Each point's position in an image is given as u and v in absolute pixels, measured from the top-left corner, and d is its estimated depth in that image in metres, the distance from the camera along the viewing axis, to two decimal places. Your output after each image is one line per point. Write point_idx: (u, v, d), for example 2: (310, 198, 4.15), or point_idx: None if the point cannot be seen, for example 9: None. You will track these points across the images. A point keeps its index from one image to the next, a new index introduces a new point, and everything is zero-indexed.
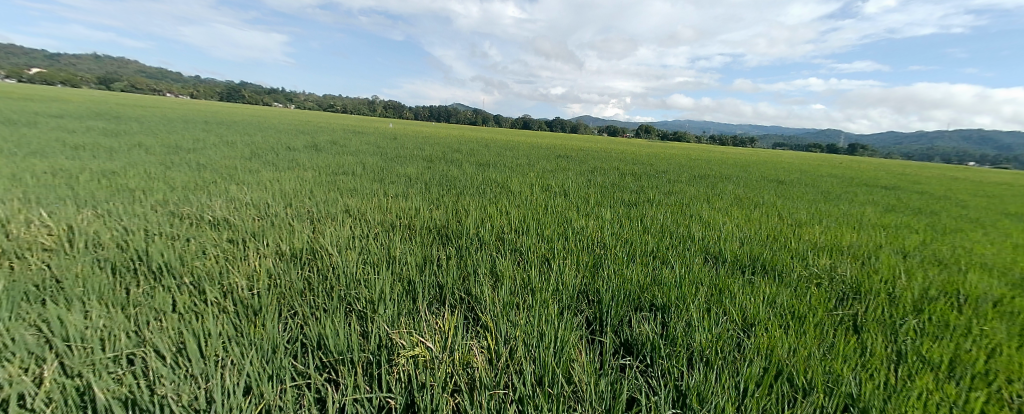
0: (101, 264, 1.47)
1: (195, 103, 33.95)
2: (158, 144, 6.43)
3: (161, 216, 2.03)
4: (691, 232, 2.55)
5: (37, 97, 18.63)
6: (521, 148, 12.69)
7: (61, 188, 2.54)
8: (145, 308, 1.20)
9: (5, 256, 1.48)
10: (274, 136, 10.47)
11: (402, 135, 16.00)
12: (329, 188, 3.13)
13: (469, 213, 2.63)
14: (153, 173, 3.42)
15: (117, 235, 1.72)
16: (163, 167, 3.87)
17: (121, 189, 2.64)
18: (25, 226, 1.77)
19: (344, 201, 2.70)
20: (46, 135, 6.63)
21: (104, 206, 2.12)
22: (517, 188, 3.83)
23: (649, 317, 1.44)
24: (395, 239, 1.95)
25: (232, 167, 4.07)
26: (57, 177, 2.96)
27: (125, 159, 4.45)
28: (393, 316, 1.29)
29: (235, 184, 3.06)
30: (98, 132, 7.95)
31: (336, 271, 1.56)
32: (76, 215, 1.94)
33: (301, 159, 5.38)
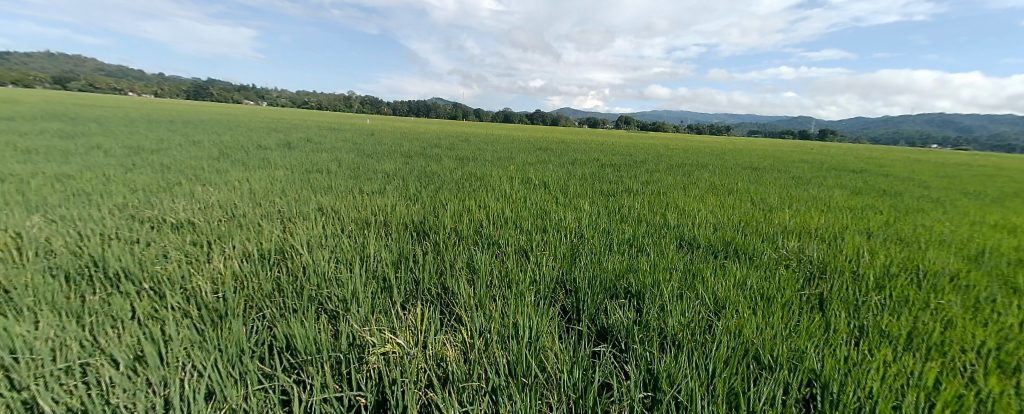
0: (53, 273, 1.40)
1: (163, 103, 32.62)
2: (119, 145, 6.12)
3: (120, 220, 1.95)
4: (667, 219, 2.59)
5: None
6: (502, 141, 12.66)
7: (8, 194, 2.40)
8: (101, 315, 1.15)
9: None
10: (246, 135, 10.14)
11: (380, 131, 15.76)
12: (302, 187, 3.04)
13: (447, 207, 2.60)
14: (112, 176, 3.27)
15: (70, 241, 1.64)
16: (123, 170, 3.70)
17: (76, 193, 2.50)
18: None
19: (317, 199, 2.63)
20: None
21: (56, 212, 2.01)
22: (496, 182, 3.82)
23: (624, 304, 1.46)
24: (370, 236, 1.92)
25: (199, 168, 3.92)
26: (4, 183, 2.79)
27: (82, 161, 4.23)
28: (367, 314, 1.27)
29: (201, 185, 2.95)
30: (53, 134, 7.52)
31: (308, 270, 1.53)
32: (24, 222, 1.84)
33: (274, 158, 5.23)
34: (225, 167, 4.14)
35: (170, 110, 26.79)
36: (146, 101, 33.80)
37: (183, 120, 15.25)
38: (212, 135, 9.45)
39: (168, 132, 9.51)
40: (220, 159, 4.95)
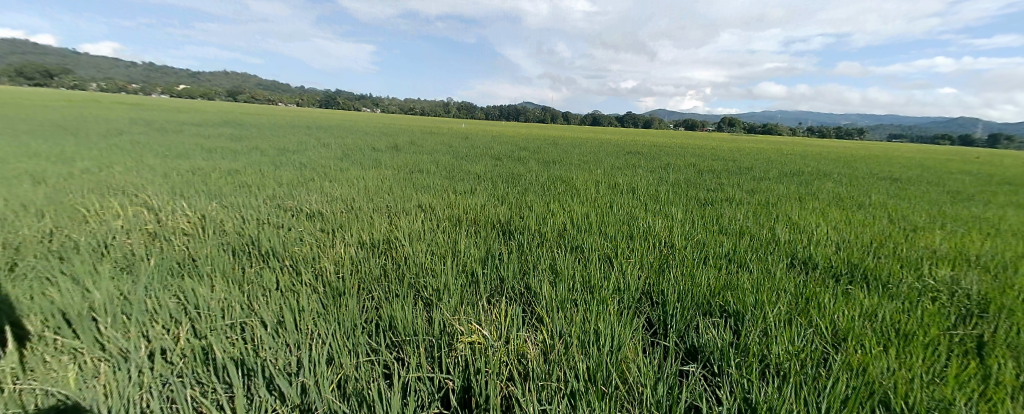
0: (224, 247, 1.78)
1: (299, 111, 39.00)
2: (269, 147, 7.50)
3: (270, 208, 2.39)
4: (774, 234, 2.30)
5: (187, 108, 23.12)
6: (588, 145, 12.47)
7: (199, 184, 3.11)
8: (255, 284, 1.43)
9: (161, 237, 1.86)
10: (360, 138, 11.63)
11: (471, 135, 16.74)
12: (404, 185, 3.39)
13: (531, 209, 2.66)
14: (265, 171, 4.03)
15: (237, 223, 2.07)
16: (272, 166, 4.53)
17: (241, 185, 3.15)
18: (174, 213, 2.20)
19: (416, 196, 2.91)
20: (190, 141, 8.14)
21: (229, 200, 2.55)
22: (581, 185, 3.79)
23: (719, 323, 1.34)
24: (461, 233, 2.06)
25: (326, 166, 4.62)
26: (198, 175, 3.63)
27: (245, 159, 5.30)
28: (456, 305, 1.38)
29: (326, 181, 3.47)
30: (226, 137, 9.54)
31: (408, 260, 1.70)
32: (209, 206, 2.37)
33: (382, 159, 5.91)
34: (344, 167, 4.80)
35: (303, 117, 31.77)
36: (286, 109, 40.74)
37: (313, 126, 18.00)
38: (334, 138, 10.98)
39: (302, 136, 11.31)
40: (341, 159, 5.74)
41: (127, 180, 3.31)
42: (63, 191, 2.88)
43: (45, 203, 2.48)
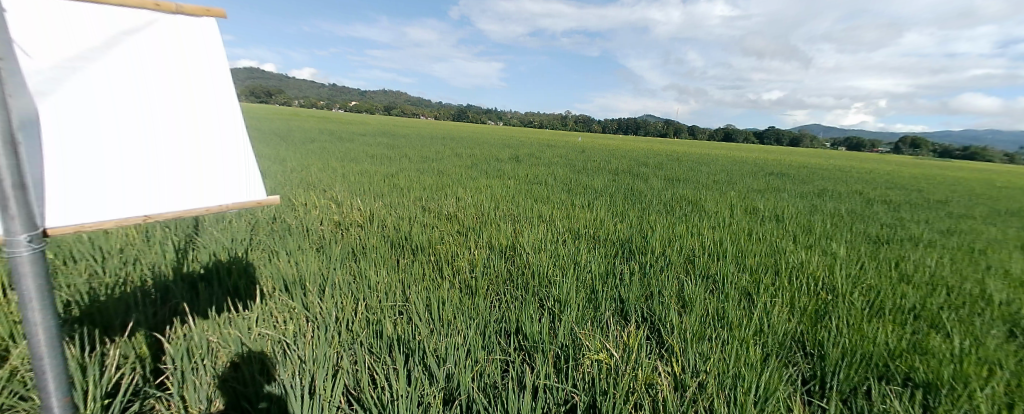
0: (385, 240, 2.15)
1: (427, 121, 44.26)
2: (410, 154, 8.74)
3: (417, 209, 2.80)
4: (993, 292, 1.77)
5: (349, 120, 28.35)
6: (714, 162, 11.33)
7: (366, 184, 3.82)
8: (408, 280, 1.72)
9: (343, 228, 2.35)
10: (481, 148, 12.67)
11: (585, 148, 16.73)
12: (527, 195, 3.59)
13: (655, 229, 2.55)
14: (412, 176, 4.72)
15: (393, 220, 2.48)
16: (416, 172, 5.28)
17: (396, 187, 3.75)
18: (351, 209, 2.75)
19: (539, 207, 3.06)
20: (354, 147, 9.98)
21: (388, 199, 3.07)
22: (712, 208, 3.48)
23: (902, 395, 1.10)
24: (582, 248, 2.09)
25: (458, 174, 5.18)
26: (365, 177, 4.46)
27: (396, 165, 6.29)
28: (580, 320, 1.41)
29: (460, 187, 3.89)
30: (379, 145, 11.41)
31: (532, 269, 1.81)
32: (375, 204, 2.89)
33: (504, 169, 6.36)
34: (469, 176, 5.26)
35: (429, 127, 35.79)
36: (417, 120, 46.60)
37: (439, 136, 20.12)
38: (457, 148, 12.10)
39: (431, 145, 12.73)
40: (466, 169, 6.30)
41: (315, 179, 4.19)
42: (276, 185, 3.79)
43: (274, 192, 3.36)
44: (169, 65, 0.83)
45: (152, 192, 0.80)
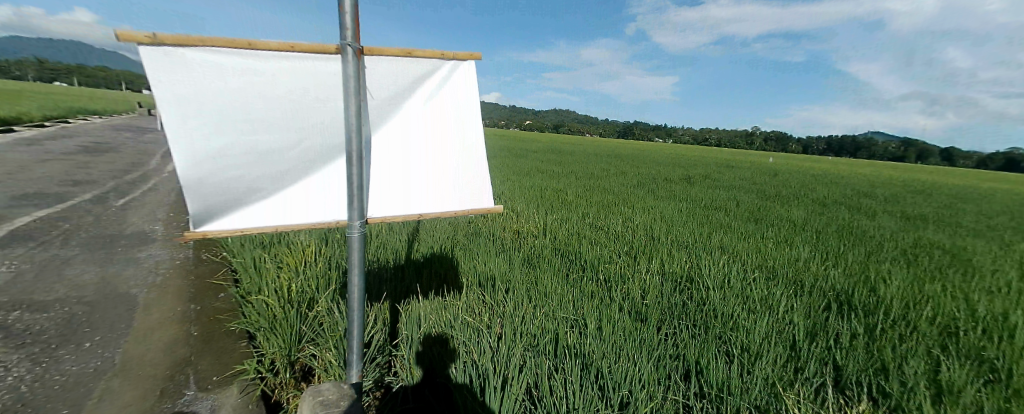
0: (561, 260, 2.41)
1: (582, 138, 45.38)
2: (573, 177, 9.23)
3: (589, 233, 3.00)
4: None
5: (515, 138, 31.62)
6: (996, 200, 8.02)
7: (543, 210, 4.29)
8: (580, 297, 1.84)
9: (527, 246, 2.73)
10: (643, 170, 12.27)
11: (772, 172, 14.27)
12: (703, 228, 3.37)
13: (884, 286, 2.06)
14: (581, 201, 5.02)
15: (568, 243, 2.73)
16: (584, 197, 5.58)
17: (568, 212, 4.07)
18: (532, 233, 3.17)
19: (718, 242, 2.85)
20: (525, 169, 11.16)
21: (562, 224, 3.39)
22: (987, 270, 2.56)
23: None
24: (775, 294, 1.85)
25: (624, 199, 5.22)
26: (540, 200, 4.99)
27: (564, 188, 6.76)
28: (779, 382, 1.24)
29: (629, 215, 3.94)
30: (545, 167, 12.42)
31: (714, 310, 1.69)
32: (552, 228, 3.24)
33: (674, 195, 6.05)
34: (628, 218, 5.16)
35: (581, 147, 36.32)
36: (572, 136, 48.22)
37: (592, 160, 20.26)
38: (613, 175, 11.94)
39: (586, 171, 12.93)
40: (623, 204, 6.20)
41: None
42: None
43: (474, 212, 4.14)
44: (439, 121, 1.42)
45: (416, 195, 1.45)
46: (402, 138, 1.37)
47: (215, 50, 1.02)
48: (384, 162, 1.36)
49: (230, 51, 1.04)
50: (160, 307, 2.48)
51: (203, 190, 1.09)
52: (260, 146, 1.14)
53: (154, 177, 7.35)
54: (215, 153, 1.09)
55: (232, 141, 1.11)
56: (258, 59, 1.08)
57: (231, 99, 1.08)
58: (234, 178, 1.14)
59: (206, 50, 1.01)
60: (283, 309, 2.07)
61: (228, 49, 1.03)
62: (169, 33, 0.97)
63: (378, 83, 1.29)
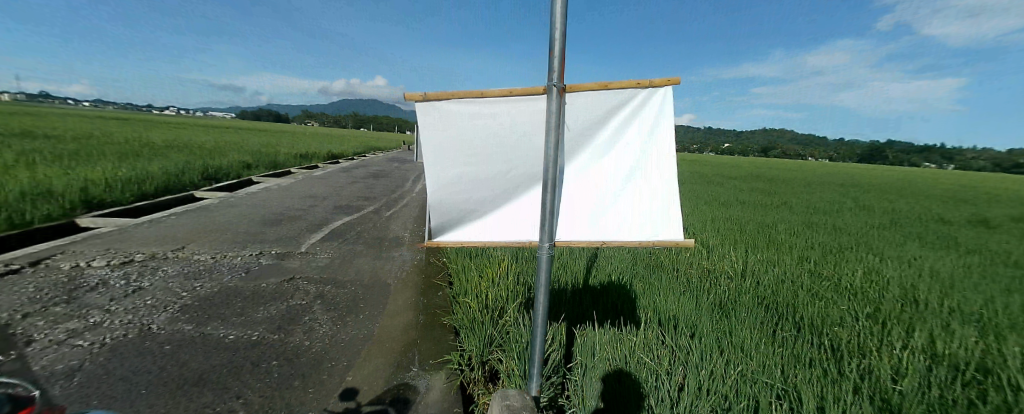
0: (737, 368, 2.21)
1: (798, 165, 36.90)
2: (778, 223, 7.73)
3: (778, 339, 2.62)
4: None
5: (706, 166, 28.51)
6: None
7: (727, 282, 3.88)
8: None
9: (698, 335, 2.60)
10: (897, 222, 9.13)
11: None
12: (972, 358, 2.44)
13: None
14: (782, 272, 4.25)
15: (748, 344, 2.47)
16: (790, 263, 4.68)
17: (759, 294, 3.56)
18: (711, 315, 2.95)
19: (987, 395, 2.06)
20: (715, 206, 10.01)
21: (748, 312, 3.03)
22: None
23: None
24: None
25: (846, 279, 4.16)
26: (726, 265, 4.49)
27: (765, 242, 5.78)
28: None
29: (845, 314, 3.17)
30: (742, 204, 10.79)
31: None
32: (733, 317, 2.93)
33: (941, 278, 4.39)
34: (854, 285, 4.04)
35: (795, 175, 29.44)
36: (784, 162, 39.80)
37: (810, 194, 16.23)
38: (841, 218, 9.31)
39: (799, 210, 10.52)
40: (848, 264, 4.86)
41: (664, 254, 4.69)
42: (633, 256, 4.57)
43: (646, 268, 4.13)
44: (625, 157, 1.68)
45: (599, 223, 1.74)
46: (592, 172, 1.71)
47: (459, 100, 1.59)
48: (580, 185, 1.72)
49: (469, 99, 1.59)
50: (407, 313, 3.60)
51: (441, 207, 1.73)
52: (476, 172, 1.69)
53: (405, 196, 10.14)
54: (451, 177, 1.69)
55: (460, 171, 1.69)
56: (483, 105, 1.60)
57: (463, 138, 1.65)
58: (459, 194, 1.72)
59: (453, 101, 1.59)
60: (482, 327, 2.78)
61: (467, 98, 1.59)
62: (433, 92, 1.56)
63: (578, 118, 1.63)
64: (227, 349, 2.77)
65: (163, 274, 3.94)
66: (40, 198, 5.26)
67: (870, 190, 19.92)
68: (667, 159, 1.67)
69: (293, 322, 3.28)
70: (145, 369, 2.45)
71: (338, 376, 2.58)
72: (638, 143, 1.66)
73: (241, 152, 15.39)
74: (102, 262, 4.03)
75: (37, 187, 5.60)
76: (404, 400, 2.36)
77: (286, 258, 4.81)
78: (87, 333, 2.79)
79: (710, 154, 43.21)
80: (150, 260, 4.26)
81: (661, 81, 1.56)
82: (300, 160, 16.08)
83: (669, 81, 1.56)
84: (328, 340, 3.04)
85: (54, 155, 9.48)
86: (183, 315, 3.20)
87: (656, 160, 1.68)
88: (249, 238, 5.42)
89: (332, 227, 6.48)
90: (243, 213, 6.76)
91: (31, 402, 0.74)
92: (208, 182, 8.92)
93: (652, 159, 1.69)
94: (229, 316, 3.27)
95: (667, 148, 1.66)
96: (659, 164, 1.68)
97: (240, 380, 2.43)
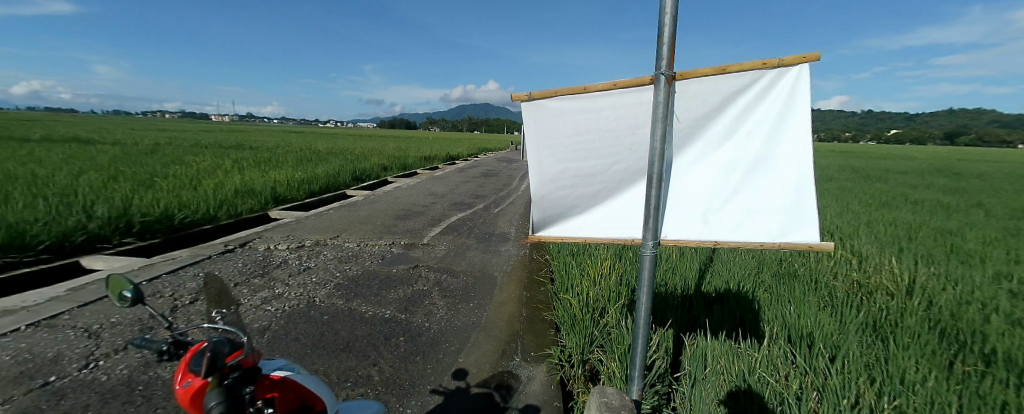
0: (891, 403, 1.81)
1: (1017, 154, 27.38)
2: (980, 230, 5.91)
3: (958, 374, 2.07)
4: None
5: (867, 157, 23.16)
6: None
7: (890, 300, 3.17)
8: None
9: (838, 358, 2.21)
10: None
11: None
12: None
13: None
14: (978, 293, 3.28)
15: (914, 375, 2.00)
16: (994, 282, 3.57)
17: (938, 317, 2.83)
18: (862, 337, 2.46)
19: None
20: (879, 206, 8.11)
21: (918, 339, 2.44)
22: None
23: None
24: None
25: None
26: (890, 279, 3.65)
27: (955, 253, 4.50)
28: None
29: None
30: (922, 205, 8.51)
31: None
32: (893, 343, 2.40)
33: None
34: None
35: (1010, 167, 21.94)
36: (992, 150, 29.96)
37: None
38: None
39: (1014, 213, 7.88)
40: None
41: (799, 261, 4.04)
42: (758, 261, 4.04)
43: (775, 276, 3.63)
44: (745, 149, 1.54)
45: (712, 222, 1.61)
46: (704, 167, 1.60)
47: (563, 97, 1.65)
48: (691, 179, 1.62)
49: (572, 96, 1.64)
50: (511, 305, 3.84)
51: (543, 203, 1.82)
52: (578, 168, 1.74)
53: (510, 194, 10.62)
54: (553, 173, 1.76)
55: (562, 168, 1.75)
56: (585, 100, 1.63)
57: (566, 134, 1.70)
58: (561, 190, 1.78)
59: (556, 98, 1.66)
60: (582, 325, 2.81)
61: (570, 95, 1.64)
62: (538, 92, 1.66)
63: (688, 110, 1.56)
64: (367, 323, 3.34)
65: (323, 257, 4.92)
66: (248, 195, 7.02)
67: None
68: (802, 148, 1.45)
69: (416, 304, 3.78)
70: (311, 333, 3.12)
71: (452, 356, 2.90)
72: (762, 131, 1.50)
73: (377, 155, 18.06)
74: (285, 246, 5.21)
75: (247, 187, 7.49)
76: (508, 386, 2.54)
77: (411, 248, 5.53)
78: (275, 300, 3.66)
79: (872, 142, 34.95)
80: (314, 245, 5.34)
81: (793, 59, 1.38)
82: (421, 161, 18.09)
83: (805, 58, 1.37)
84: (444, 324, 3.42)
85: (257, 161, 12.52)
86: (336, 292, 3.95)
87: (788, 150, 1.47)
88: (383, 229, 6.37)
89: (447, 221, 7.18)
90: (379, 208, 7.96)
91: (241, 346, 1.04)
92: (352, 181, 10.72)
93: (782, 149, 1.49)
94: (369, 295, 3.93)
95: (803, 135, 1.45)
96: (792, 155, 1.47)
97: (376, 351, 2.90)
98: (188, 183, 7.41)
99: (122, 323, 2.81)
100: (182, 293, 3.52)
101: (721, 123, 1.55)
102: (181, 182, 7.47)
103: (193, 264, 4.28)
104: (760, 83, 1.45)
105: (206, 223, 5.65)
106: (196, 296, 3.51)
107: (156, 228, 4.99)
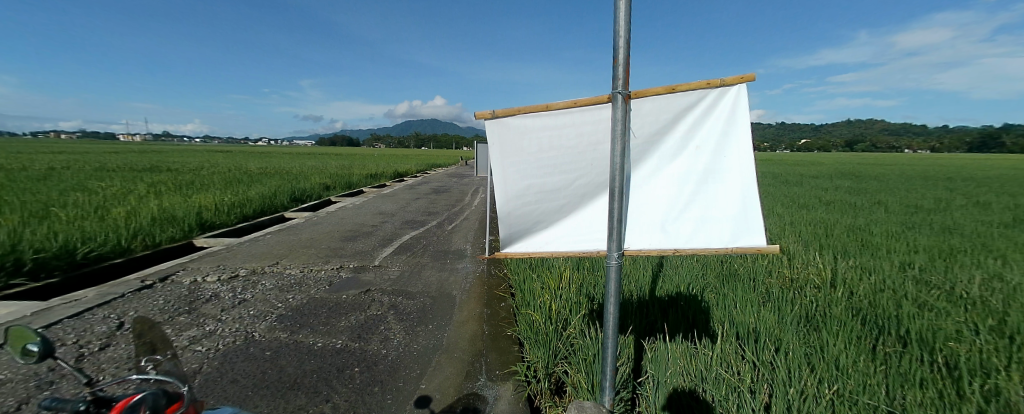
0: (828, 388, 2.00)
1: (895, 159, 32.49)
2: (877, 226, 6.85)
3: (877, 357, 2.33)
4: None
5: (783, 166, 26.13)
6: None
7: (816, 293, 3.53)
8: None
9: (782, 351, 2.39)
10: None
11: None
12: None
13: None
14: (884, 281, 3.77)
15: (845, 360, 2.22)
16: (893, 270, 4.13)
17: (856, 306, 3.19)
18: (799, 330, 2.70)
19: None
20: (797, 208, 9.12)
21: (844, 325, 2.72)
22: None
23: None
24: None
25: (968, 290, 3.58)
26: (814, 274, 4.08)
27: (862, 247, 5.16)
28: None
29: (967, 330, 2.74)
30: (831, 205, 9.70)
31: None
32: (824, 332, 2.65)
33: None
34: (979, 295, 3.47)
35: (893, 170, 25.66)
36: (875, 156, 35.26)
37: (915, 190, 14.19)
38: (964, 219, 7.95)
39: (901, 210, 9.24)
40: (970, 271, 4.18)
41: (737, 263, 4.38)
42: (702, 265, 4.33)
43: (718, 277, 3.91)
44: (696, 162, 1.66)
45: (672, 232, 1.71)
46: (661, 180, 1.70)
47: (525, 115, 1.68)
48: (649, 191, 1.71)
49: (535, 114, 1.67)
50: (473, 324, 3.75)
51: (509, 219, 1.82)
52: (542, 184, 1.76)
53: (464, 210, 10.49)
54: (519, 189, 1.77)
55: (527, 185, 1.76)
56: (548, 118, 1.67)
57: (530, 151, 1.72)
58: (527, 206, 1.79)
59: (519, 116, 1.69)
60: (546, 341, 2.80)
61: (532, 113, 1.67)
62: (501, 110, 1.67)
63: (643, 126, 1.65)
64: (317, 356, 3.08)
65: (262, 287, 4.48)
66: (169, 222, 6.26)
67: (996, 184, 16.84)
68: (745, 160, 1.60)
69: (371, 331, 3.55)
70: (251, 372, 2.80)
71: (413, 384, 2.74)
72: (710, 145, 1.63)
73: (319, 174, 17.02)
74: (215, 277, 4.68)
75: (167, 213, 6.69)
76: (474, 409, 2.45)
77: (362, 271, 5.23)
78: (207, 339, 3.26)
79: (785, 150, 39.62)
80: (251, 274, 4.86)
81: (733, 78, 1.53)
82: (369, 179, 17.38)
83: (742, 78, 1.52)
84: (403, 349, 3.24)
85: (176, 185, 11.25)
86: (279, 324, 3.61)
87: (732, 162, 1.62)
88: (330, 252, 5.97)
89: (401, 241, 6.91)
90: (324, 230, 7.46)
91: (182, 397, 0.90)
92: (293, 204, 10.01)
93: (728, 161, 1.63)
94: (317, 324, 3.63)
95: (745, 149, 1.60)
96: (737, 166, 1.62)
97: (329, 385, 2.67)
98: (94, 212, 6.49)
99: (12, 381, 2.34)
100: (89, 339, 3.01)
101: (674, 137, 1.66)
102: (84, 211, 6.50)
103: (102, 305, 3.70)
104: (706, 101, 1.59)
105: (117, 257, 4.94)
106: (107, 341, 3.02)
107: (53, 265, 4.28)
